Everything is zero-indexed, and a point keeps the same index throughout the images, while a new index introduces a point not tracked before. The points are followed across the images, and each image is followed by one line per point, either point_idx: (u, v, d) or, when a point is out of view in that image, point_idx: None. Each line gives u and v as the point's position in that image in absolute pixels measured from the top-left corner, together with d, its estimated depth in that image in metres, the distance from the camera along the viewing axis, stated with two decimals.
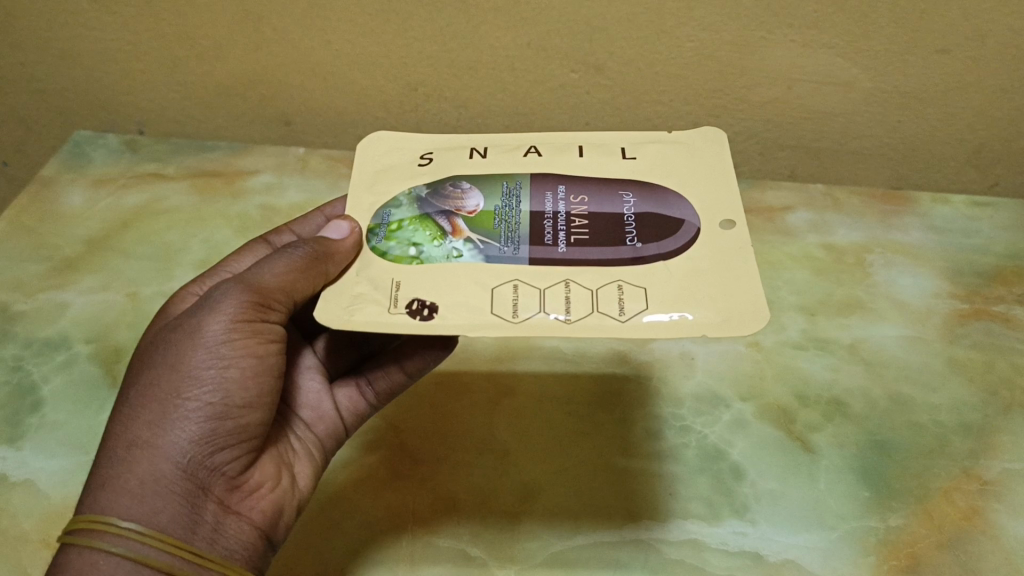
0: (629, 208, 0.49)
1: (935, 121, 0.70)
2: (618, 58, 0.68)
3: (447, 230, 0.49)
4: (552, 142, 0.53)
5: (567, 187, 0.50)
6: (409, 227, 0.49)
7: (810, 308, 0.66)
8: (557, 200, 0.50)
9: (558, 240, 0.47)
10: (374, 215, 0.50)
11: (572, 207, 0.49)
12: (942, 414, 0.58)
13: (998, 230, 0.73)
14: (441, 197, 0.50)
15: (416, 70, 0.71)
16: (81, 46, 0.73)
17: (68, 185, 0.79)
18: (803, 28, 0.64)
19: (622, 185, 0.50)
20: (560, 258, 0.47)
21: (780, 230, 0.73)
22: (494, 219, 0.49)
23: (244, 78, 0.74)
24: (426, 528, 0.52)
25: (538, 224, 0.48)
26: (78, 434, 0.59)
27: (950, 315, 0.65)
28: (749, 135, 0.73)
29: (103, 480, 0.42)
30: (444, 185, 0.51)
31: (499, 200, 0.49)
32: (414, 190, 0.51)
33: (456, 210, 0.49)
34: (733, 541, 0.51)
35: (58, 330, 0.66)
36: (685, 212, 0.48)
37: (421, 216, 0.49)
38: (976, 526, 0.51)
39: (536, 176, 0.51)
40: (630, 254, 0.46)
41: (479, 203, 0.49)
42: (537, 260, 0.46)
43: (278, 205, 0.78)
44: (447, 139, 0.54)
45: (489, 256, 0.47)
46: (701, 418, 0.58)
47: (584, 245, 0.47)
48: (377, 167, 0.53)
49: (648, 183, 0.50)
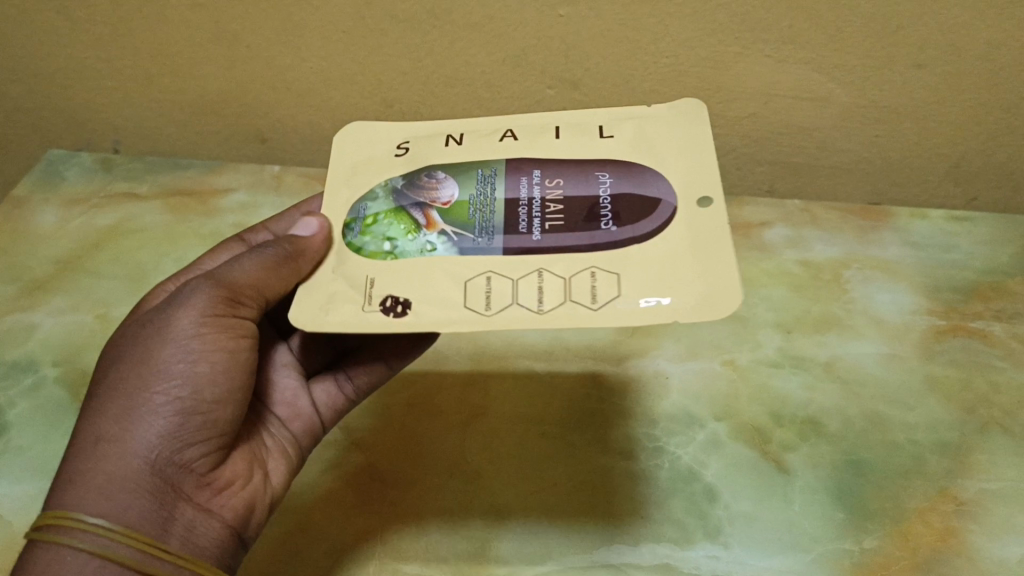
0: (604, 188, 0.48)
1: (915, 136, 0.70)
2: (593, 74, 0.68)
3: (421, 223, 0.48)
4: (529, 124, 0.52)
5: (541, 170, 0.49)
6: (384, 219, 0.48)
7: (787, 325, 0.65)
8: (532, 184, 0.48)
9: (533, 227, 0.46)
10: (349, 211, 0.49)
11: (547, 192, 0.48)
12: (918, 433, 0.57)
13: (976, 246, 0.72)
14: (416, 188, 0.49)
15: (392, 88, 0.71)
16: (60, 62, 0.74)
17: (41, 204, 0.79)
18: (779, 43, 0.64)
19: (599, 166, 0.49)
20: (535, 245, 0.45)
21: (757, 246, 0.72)
22: (470, 209, 0.47)
23: (224, 94, 0.75)
24: (395, 554, 0.51)
25: (513, 210, 0.47)
26: (43, 459, 0.58)
27: (927, 332, 0.64)
28: (727, 149, 0.73)
29: (70, 476, 0.42)
30: (420, 175, 0.50)
31: (474, 188, 0.48)
32: (391, 180, 0.50)
33: (432, 202, 0.48)
34: (706, 565, 0.50)
35: (26, 352, 0.65)
36: (661, 187, 0.47)
37: (397, 209, 0.48)
38: (952, 547, 0.51)
39: (511, 160, 0.49)
40: (604, 237, 0.45)
41: (452, 193, 0.48)
42: (511, 248, 0.45)
43: (252, 222, 0.77)
44: (423, 126, 0.53)
45: (464, 248, 0.46)
46: (675, 438, 0.57)
47: (559, 231, 0.46)
48: (356, 160, 0.52)
49: (625, 161, 0.49)
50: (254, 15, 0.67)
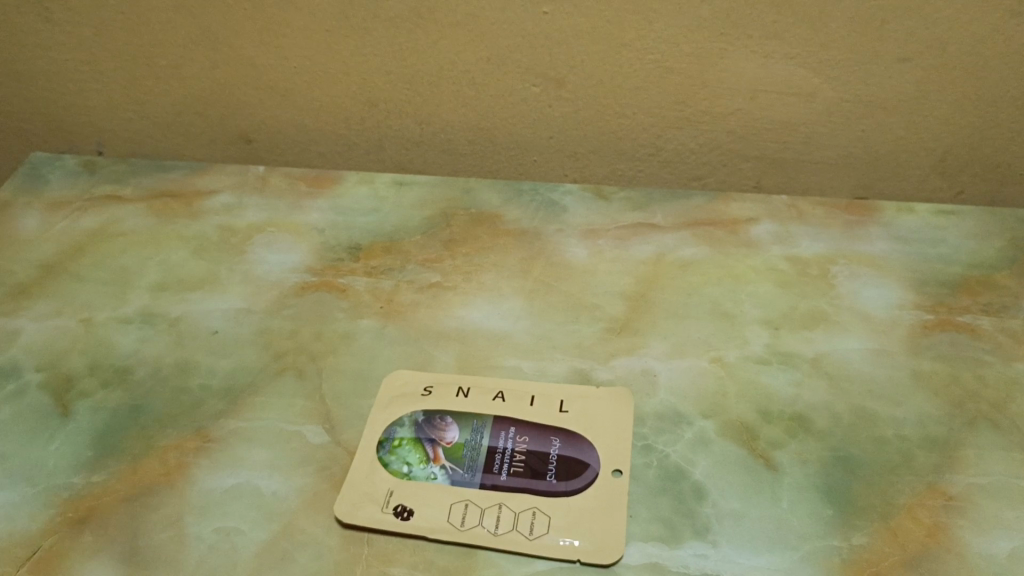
0: (554, 449, 0.55)
1: (899, 130, 0.72)
2: (578, 72, 0.71)
3: (431, 455, 0.55)
4: (519, 390, 0.59)
5: (518, 428, 0.57)
6: (405, 446, 0.56)
7: (774, 321, 0.64)
8: (507, 438, 0.56)
9: (501, 468, 0.54)
10: (377, 430, 0.57)
11: (517, 445, 0.56)
12: (906, 428, 0.57)
13: (963, 239, 0.70)
14: (433, 425, 0.57)
15: (380, 87, 0.75)
16: (66, 57, 0.77)
17: (24, 208, 0.78)
18: (763, 39, 0.67)
19: (554, 431, 0.57)
20: (502, 483, 0.54)
21: (744, 242, 0.71)
22: (463, 451, 0.55)
23: (222, 92, 0.77)
24: (382, 559, 0.50)
25: (489, 458, 0.55)
26: (25, 466, 0.56)
27: (914, 327, 0.63)
28: (712, 146, 0.75)
29: None
30: (436, 415, 0.58)
31: (469, 433, 0.56)
32: (414, 412, 0.58)
33: (440, 440, 0.56)
34: (695, 564, 0.49)
35: (9, 358, 0.64)
36: (593, 456, 0.55)
37: (416, 439, 0.56)
38: (942, 543, 0.50)
39: (497, 417, 0.57)
40: (544, 486, 0.53)
41: (455, 434, 0.56)
42: (485, 484, 0.54)
43: (236, 224, 0.75)
44: (445, 374, 0.61)
45: (455, 480, 0.54)
46: (663, 437, 0.56)
47: (521, 474, 0.54)
48: (390, 393, 0.59)
49: (571, 431, 0.56)
50: (255, 15, 0.71)
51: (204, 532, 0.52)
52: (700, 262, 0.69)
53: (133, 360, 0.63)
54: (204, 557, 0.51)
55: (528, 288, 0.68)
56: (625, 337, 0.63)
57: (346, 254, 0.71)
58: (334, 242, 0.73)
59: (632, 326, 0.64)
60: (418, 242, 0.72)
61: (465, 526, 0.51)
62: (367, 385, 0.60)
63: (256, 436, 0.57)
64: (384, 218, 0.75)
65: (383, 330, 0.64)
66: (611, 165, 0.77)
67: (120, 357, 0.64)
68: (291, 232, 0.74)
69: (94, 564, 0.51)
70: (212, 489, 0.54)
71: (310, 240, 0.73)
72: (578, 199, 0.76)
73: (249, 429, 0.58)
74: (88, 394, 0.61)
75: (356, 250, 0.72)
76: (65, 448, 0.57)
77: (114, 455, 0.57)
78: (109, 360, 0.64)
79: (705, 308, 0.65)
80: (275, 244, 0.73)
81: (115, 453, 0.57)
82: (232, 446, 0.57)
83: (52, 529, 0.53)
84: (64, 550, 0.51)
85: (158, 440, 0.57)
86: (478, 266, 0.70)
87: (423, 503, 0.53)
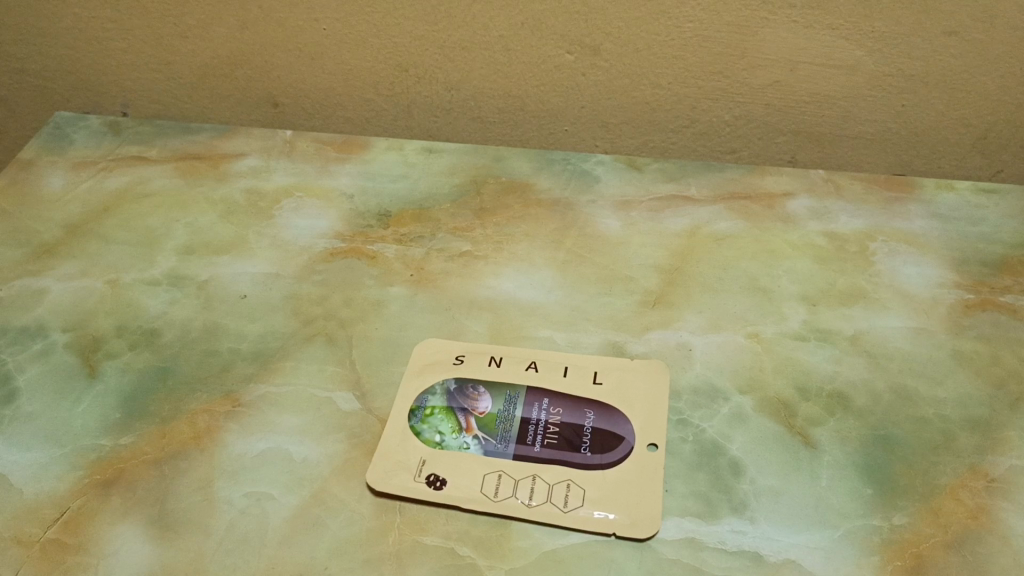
0: (589, 421, 0.55)
1: (941, 105, 0.70)
2: (615, 40, 0.69)
3: (463, 425, 0.55)
4: (552, 360, 0.58)
5: (552, 400, 0.56)
6: (437, 415, 0.55)
7: (812, 298, 0.63)
8: (540, 408, 0.55)
9: (535, 439, 0.53)
10: (409, 398, 0.56)
11: (551, 416, 0.55)
12: (947, 409, 0.56)
13: (1004, 218, 0.69)
14: (465, 394, 0.56)
15: (410, 51, 0.73)
16: (91, 14, 0.76)
17: (49, 167, 0.77)
18: (806, 8, 0.65)
19: (588, 402, 0.56)
20: (536, 455, 0.53)
21: (780, 216, 0.70)
22: (496, 421, 0.55)
23: (249, 53, 0.76)
24: (414, 527, 0.50)
25: (523, 428, 0.54)
26: (54, 426, 0.56)
27: (956, 306, 0.62)
28: (748, 119, 0.73)
29: None
30: (467, 384, 0.57)
31: (501, 403, 0.56)
32: (445, 381, 0.57)
33: (472, 410, 0.55)
34: (732, 540, 0.49)
35: (35, 317, 0.63)
36: (628, 429, 0.54)
37: (448, 408, 0.56)
38: (984, 525, 0.49)
39: (530, 387, 0.56)
40: (580, 459, 0.53)
41: (488, 405, 0.55)
42: (517, 455, 0.53)
43: (264, 188, 0.74)
44: (477, 343, 0.60)
45: (488, 450, 0.53)
46: (699, 411, 0.55)
47: (555, 446, 0.53)
48: (421, 362, 0.58)
49: (606, 403, 0.56)
50: None
51: (235, 496, 0.51)
52: (736, 236, 0.68)
53: (160, 323, 0.63)
54: (235, 521, 0.50)
55: (560, 259, 0.67)
56: (659, 310, 0.62)
57: (375, 221, 0.70)
58: (364, 208, 0.72)
59: (666, 300, 0.63)
60: (448, 210, 0.71)
61: (498, 496, 0.51)
62: (396, 354, 0.59)
63: (286, 401, 0.56)
64: (414, 184, 0.74)
65: (414, 298, 0.63)
66: (643, 136, 0.76)
67: (147, 319, 0.63)
68: (319, 197, 0.73)
69: (124, 526, 0.50)
70: (242, 453, 0.54)
71: (339, 206, 0.72)
72: (611, 170, 0.74)
73: (280, 394, 0.57)
74: (115, 356, 0.60)
75: (386, 217, 0.71)
76: (93, 409, 0.56)
77: (142, 417, 0.56)
78: (137, 323, 0.63)
79: (741, 283, 0.64)
80: (303, 209, 0.72)
81: (143, 416, 0.56)
82: (262, 410, 0.56)
83: (81, 491, 0.52)
84: (93, 512, 0.51)
85: (187, 403, 0.57)
86: (510, 235, 0.69)
87: (455, 472, 0.52)
